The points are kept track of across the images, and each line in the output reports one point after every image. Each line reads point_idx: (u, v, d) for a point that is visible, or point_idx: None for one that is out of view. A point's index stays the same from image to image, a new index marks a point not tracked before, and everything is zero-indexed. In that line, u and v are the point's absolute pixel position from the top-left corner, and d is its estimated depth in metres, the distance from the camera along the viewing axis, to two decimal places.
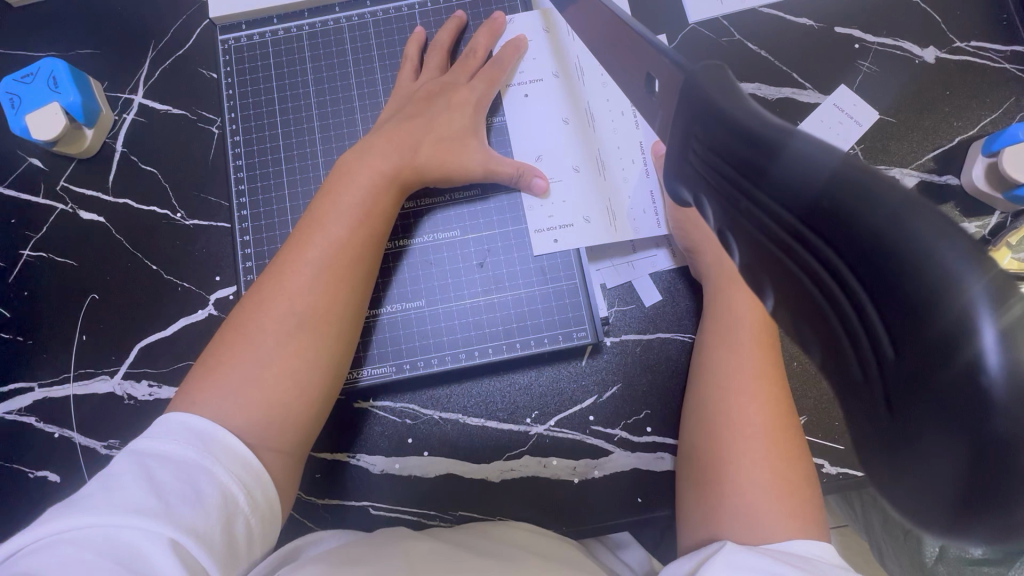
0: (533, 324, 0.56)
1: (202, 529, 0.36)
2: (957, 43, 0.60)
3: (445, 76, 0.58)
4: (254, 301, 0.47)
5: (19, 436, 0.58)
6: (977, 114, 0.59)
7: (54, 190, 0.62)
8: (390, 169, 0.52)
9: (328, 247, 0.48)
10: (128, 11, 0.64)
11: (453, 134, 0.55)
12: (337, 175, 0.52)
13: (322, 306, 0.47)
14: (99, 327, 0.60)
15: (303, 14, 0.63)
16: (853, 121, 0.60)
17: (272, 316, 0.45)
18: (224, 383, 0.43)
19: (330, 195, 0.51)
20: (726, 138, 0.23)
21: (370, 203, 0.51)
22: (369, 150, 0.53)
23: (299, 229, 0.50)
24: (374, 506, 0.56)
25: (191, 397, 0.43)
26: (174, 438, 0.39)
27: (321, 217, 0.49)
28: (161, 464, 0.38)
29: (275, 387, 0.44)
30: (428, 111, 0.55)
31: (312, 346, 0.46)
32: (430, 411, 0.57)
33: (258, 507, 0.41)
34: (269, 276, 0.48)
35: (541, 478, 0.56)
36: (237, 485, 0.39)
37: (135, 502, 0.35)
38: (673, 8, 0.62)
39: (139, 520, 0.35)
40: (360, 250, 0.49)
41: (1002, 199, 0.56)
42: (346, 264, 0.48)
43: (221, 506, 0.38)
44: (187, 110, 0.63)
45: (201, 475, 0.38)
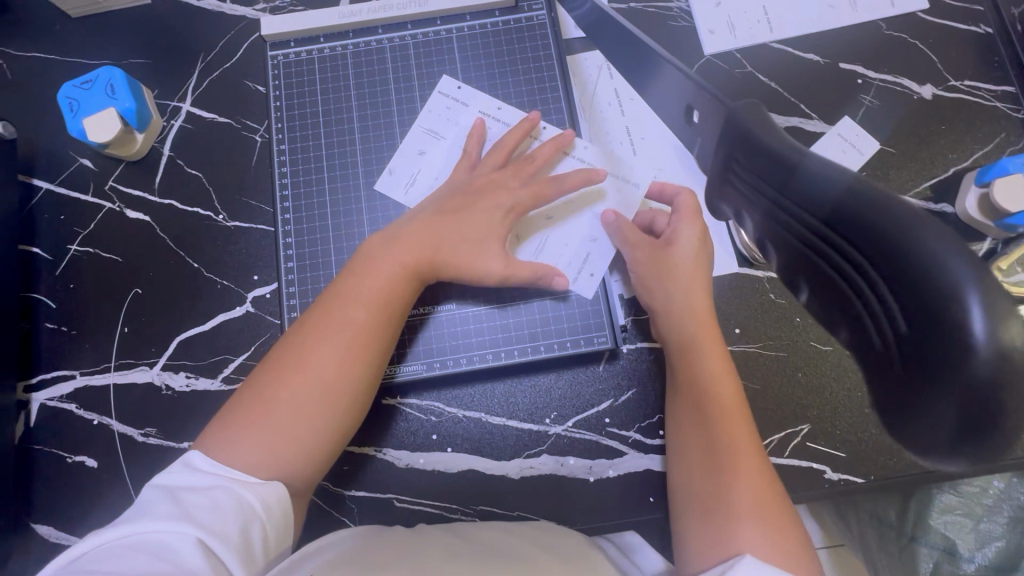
0: (556, 329, 0.60)
1: (223, 529, 0.41)
2: (953, 81, 0.65)
3: (495, 175, 0.59)
4: (274, 365, 0.50)
5: (58, 421, 0.61)
6: (971, 147, 0.64)
7: (102, 189, 0.66)
8: (411, 261, 0.55)
9: (346, 325, 0.51)
10: (180, 25, 0.69)
11: (474, 241, 0.56)
12: (361, 259, 0.55)
13: (333, 386, 0.49)
14: (141, 321, 0.63)
15: (348, 35, 0.67)
16: (856, 150, 0.64)
17: (287, 389, 0.48)
18: (238, 442, 0.46)
19: (355, 277, 0.54)
20: (764, 164, 0.28)
21: (386, 290, 0.53)
22: (395, 239, 0.56)
23: (321, 304, 0.53)
24: (398, 499, 0.58)
25: (212, 441, 0.47)
26: (192, 468, 0.45)
27: (346, 293, 0.53)
28: (187, 490, 0.43)
29: (286, 448, 0.47)
30: (463, 208, 0.57)
31: (321, 420, 0.49)
32: (455, 408, 0.60)
33: (273, 514, 0.45)
34: (290, 344, 0.51)
35: (559, 476, 0.59)
36: (252, 496, 0.44)
37: (163, 512, 0.41)
38: (691, 41, 0.67)
39: (168, 525, 0.40)
40: (376, 333, 0.52)
41: (994, 227, 0.59)
42: (362, 342, 0.51)
43: (238, 511, 0.43)
44: (232, 118, 0.67)
45: (222, 493, 0.43)
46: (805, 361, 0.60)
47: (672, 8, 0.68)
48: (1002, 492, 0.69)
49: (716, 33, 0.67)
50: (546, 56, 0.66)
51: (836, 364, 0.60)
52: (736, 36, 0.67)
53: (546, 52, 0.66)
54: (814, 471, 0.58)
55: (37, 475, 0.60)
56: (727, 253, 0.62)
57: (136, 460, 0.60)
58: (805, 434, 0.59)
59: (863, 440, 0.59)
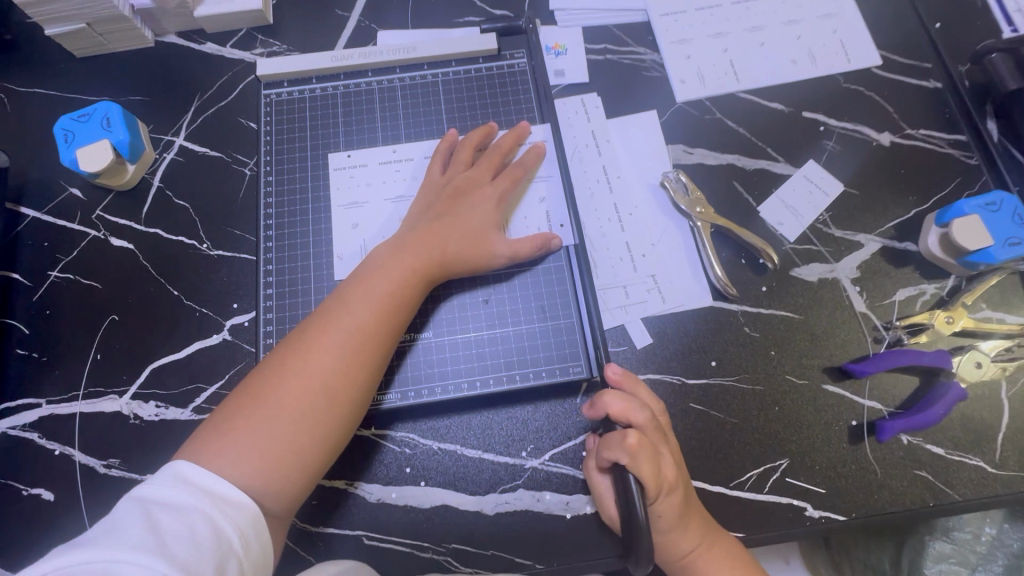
0: (533, 358, 0.60)
1: (196, 565, 0.39)
2: (908, 130, 0.70)
3: (472, 171, 0.63)
4: (275, 368, 0.51)
5: (18, 452, 0.59)
6: (929, 190, 0.67)
7: (89, 218, 0.67)
8: (419, 264, 0.57)
9: (353, 333, 0.52)
10: (181, 67, 0.73)
11: (474, 231, 0.60)
12: (371, 265, 0.57)
13: (339, 390, 0.50)
14: (115, 347, 0.62)
15: (339, 77, 0.71)
16: (821, 192, 0.67)
17: (288, 388, 0.49)
18: (236, 445, 0.47)
19: (363, 281, 0.55)
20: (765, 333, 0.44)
21: (397, 296, 0.55)
22: (401, 248, 0.57)
23: (327, 308, 0.54)
24: (368, 536, 0.56)
25: (206, 449, 0.47)
26: (175, 485, 0.43)
27: (354, 299, 0.54)
28: (163, 510, 0.41)
29: (284, 455, 0.48)
30: (454, 210, 0.61)
31: (320, 434, 0.50)
32: (430, 440, 0.59)
33: (250, 551, 0.44)
34: (293, 348, 0.52)
35: (536, 512, 0.57)
36: (231, 529, 0.43)
37: (136, 541, 0.39)
38: (664, 88, 0.71)
39: (140, 557, 0.38)
40: (381, 339, 0.53)
41: (955, 263, 0.62)
42: (365, 349, 0.52)
43: (214, 546, 0.41)
44: (223, 152, 0.69)
45: (198, 518, 0.42)
46: (781, 396, 0.60)
47: (644, 60, 0.72)
48: (994, 538, 0.75)
49: (686, 82, 0.71)
50: (525, 100, 0.70)
51: (811, 399, 0.60)
52: (705, 85, 0.71)
53: (527, 96, 0.70)
54: (795, 508, 0.57)
55: None
56: (701, 286, 0.63)
57: (96, 493, 0.58)
58: (785, 470, 0.58)
59: (842, 476, 0.58)
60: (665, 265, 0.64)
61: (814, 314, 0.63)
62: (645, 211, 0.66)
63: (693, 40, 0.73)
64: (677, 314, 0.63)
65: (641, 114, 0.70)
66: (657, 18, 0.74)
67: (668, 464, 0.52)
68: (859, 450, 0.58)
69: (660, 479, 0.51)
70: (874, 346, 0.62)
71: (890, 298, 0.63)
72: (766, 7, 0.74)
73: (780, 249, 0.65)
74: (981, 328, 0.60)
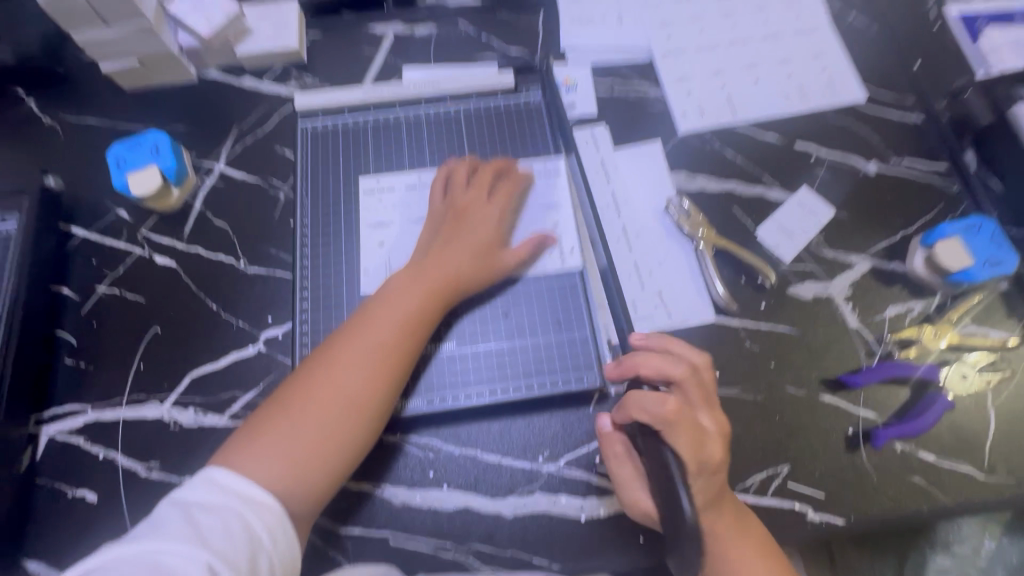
0: (549, 368, 0.64)
1: (231, 556, 0.45)
2: (893, 160, 0.75)
3: (470, 194, 0.67)
4: (303, 382, 0.55)
5: (65, 455, 0.63)
6: (915, 215, 0.73)
7: (135, 237, 0.72)
8: (435, 288, 0.61)
9: (374, 352, 0.56)
10: (223, 100, 0.79)
11: (480, 245, 0.64)
12: (391, 287, 0.61)
13: (361, 405, 0.55)
14: (157, 358, 0.67)
15: (369, 109, 0.77)
16: (814, 216, 0.72)
17: (315, 402, 0.54)
18: (268, 453, 0.52)
19: (384, 302, 0.59)
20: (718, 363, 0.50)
21: (415, 317, 0.59)
22: (420, 272, 0.62)
23: (350, 328, 0.58)
24: (394, 537, 0.59)
25: (242, 456, 0.51)
26: (213, 488, 0.49)
27: (376, 321, 0.58)
28: (203, 510, 0.47)
29: (312, 464, 0.52)
30: (462, 233, 0.65)
31: (343, 445, 0.54)
32: (452, 445, 0.62)
33: (280, 546, 0.48)
34: (319, 364, 0.56)
35: (552, 514, 0.60)
36: (262, 528, 0.48)
37: (182, 534, 0.45)
38: (668, 121, 0.77)
39: (185, 548, 0.45)
40: (401, 357, 0.57)
41: (940, 282, 0.67)
42: (386, 367, 0.56)
43: (247, 541, 0.47)
44: (260, 178, 0.75)
45: (232, 517, 0.47)
46: (781, 405, 0.64)
47: (649, 95, 0.79)
48: None
49: (688, 115, 0.77)
50: (540, 131, 0.76)
51: (810, 408, 0.64)
52: (705, 118, 0.77)
53: (541, 127, 0.76)
54: (797, 512, 0.60)
55: (37, 509, 0.61)
56: (705, 302, 0.68)
57: (137, 495, 0.61)
58: (787, 475, 0.61)
59: (841, 481, 0.62)
60: (670, 283, 0.69)
61: (810, 329, 0.67)
62: (651, 233, 0.72)
63: (693, 77, 0.79)
64: (683, 329, 0.67)
65: (646, 143, 0.76)
66: (661, 57, 0.80)
67: (709, 440, 0.56)
68: (855, 456, 0.62)
69: (700, 457, 0.54)
70: (868, 359, 0.66)
71: (881, 314, 0.68)
72: (760, 47, 0.81)
73: (777, 269, 0.70)
74: (966, 342, 0.65)
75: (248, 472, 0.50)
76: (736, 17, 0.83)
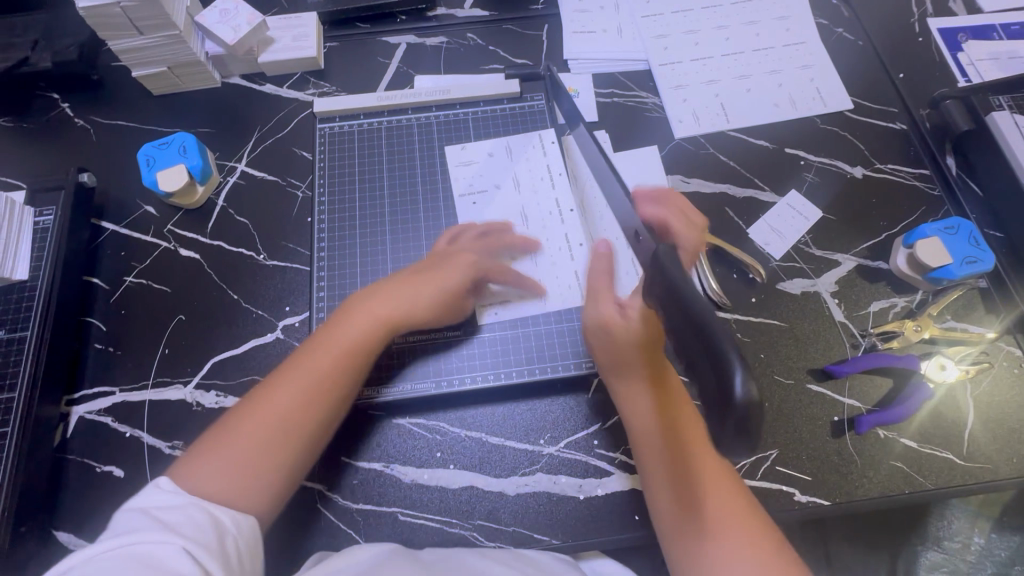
0: (550, 355, 0.68)
1: (206, 542, 0.46)
2: (878, 164, 0.80)
3: (454, 240, 0.69)
4: (244, 407, 0.56)
5: (93, 433, 0.66)
6: (898, 217, 0.77)
7: (161, 231, 0.76)
8: (384, 317, 0.61)
9: (315, 378, 0.57)
10: (245, 104, 0.84)
11: (446, 288, 0.64)
12: (343, 313, 0.61)
13: (297, 429, 0.55)
14: (181, 343, 0.71)
15: (383, 114, 0.82)
16: (802, 217, 0.76)
17: (254, 426, 0.54)
18: (203, 471, 0.51)
19: (333, 330, 0.60)
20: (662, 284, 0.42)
21: (361, 344, 0.60)
22: (371, 299, 0.62)
23: (298, 355, 0.59)
24: (402, 513, 0.63)
25: (181, 475, 0.51)
26: (166, 492, 0.49)
27: (320, 349, 0.59)
28: (161, 509, 0.47)
29: (246, 487, 0.52)
30: (426, 266, 0.65)
31: (291, 464, 0.54)
32: (458, 428, 0.66)
33: (243, 531, 0.50)
34: (263, 389, 0.57)
35: (552, 493, 0.64)
36: (225, 516, 0.49)
37: (146, 528, 0.45)
38: (664, 127, 0.82)
39: (153, 535, 0.44)
40: (342, 384, 0.58)
41: (922, 280, 0.71)
42: (324, 394, 0.57)
43: (212, 526, 0.48)
44: (280, 177, 0.80)
45: (194, 509, 0.48)
46: (769, 392, 0.68)
47: (647, 103, 0.83)
48: None
49: (683, 121, 0.82)
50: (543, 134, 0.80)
51: (797, 396, 0.67)
52: (700, 125, 0.82)
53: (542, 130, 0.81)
54: (785, 494, 0.63)
55: (66, 483, 0.64)
56: None
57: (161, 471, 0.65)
58: (776, 459, 0.64)
59: (827, 465, 0.65)
60: None
61: (798, 322, 0.71)
62: None
63: (688, 86, 0.84)
64: None
65: (644, 147, 0.80)
66: (658, 67, 0.85)
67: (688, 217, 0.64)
68: (840, 442, 0.66)
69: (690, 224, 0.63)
70: (853, 351, 0.69)
71: (866, 309, 0.72)
72: (752, 58, 0.86)
73: (767, 265, 0.74)
74: (944, 336, 0.69)
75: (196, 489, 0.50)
76: (729, 30, 0.87)
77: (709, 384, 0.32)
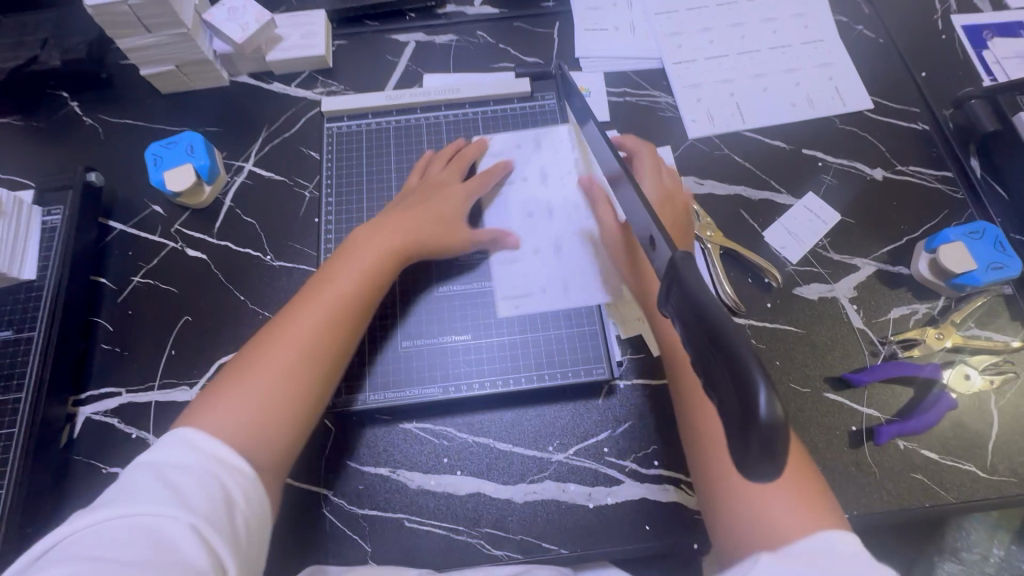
0: (559, 362, 0.67)
1: (215, 519, 0.43)
2: (899, 166, 0.77)
3: (444, 174, 0.72)
4: (264, 338, 0.55)
5: (100, 434, 0.66)
6: (920, 220, 0.74)
7: (168, 231, 0.76)
8: (395, 244, 0.64)
9: (334, 300, 0.58)
10: (253, 103, 0.83)
11: (448, 217, 0.68)
12: (352, 245, 0.64)
13: (321, 346, 0.55)
14: (188, 345, 0.70)
15: (391, 114, 0.81)
16: (820, 220, 0.74)
17: (277, 350, 0.54)
18: (227, 401, 0.51)
19: (345, 259, 0.62)
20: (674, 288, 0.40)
21: (373, 267, 0.62)
22: (378, 231, 0.65)
23: (312, 286, 0.60)
24: (408, 520, 0.62)
25: (204, 409, 0.50)
26: (185, 449, 0.46)
27: (333, 277, 0.60)
28: (176, 472, 0.45)
29: (273, 409, 0.51)
30: (425, 199, 0.68)
31: (307, 385, 0.54)
32: (466, 433, 0.65)
33: (254, 507, 0.47)
34: (280, 319, 0.57)
35: (561, 502, 0.62)
36: (238, 489, 0.46)
37: (156, 497, 0.42)
38: (678, 127, 0.80)
39: (162, 509, 0.42)
40: (360, 304, 0.59)
41: (945, 286, 0.68)
42: (343, 312, 0.58)
43: (224, 500, 0.45)
44: (287, 177, 0.79)
45: (209, 477, 0.45)
46: (785, 401, 0.66)
47: (660, 102, 0.82)
48: None
49: (697, 121, 0.80)
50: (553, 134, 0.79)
51: (813, 405, 0.66)
52: (714, 125, 0.80)
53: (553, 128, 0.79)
54: None
55: (73, 485, 0.64)
56: None
57: None
58: None
59: (844, 477, 0.63)
60: None
61: (815, 328, 0.69)
62: None
63: (703, 85, 0.82)
64: None
65: (657, 148, 0.79)
66: (671, 65, 0.83)
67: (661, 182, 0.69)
68: (858, 453, 0.64)
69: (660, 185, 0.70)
70: (871, 359, 0.67)
71: (886, 315, 0.70)
72: (769, 57, 0.84)
73: (784, 270, 0.72)
74: (967, 345, 0.67)
75: (211, 428, 0.49)
76: (745, 28, 0.85)
77: (732, 411, 0.31)
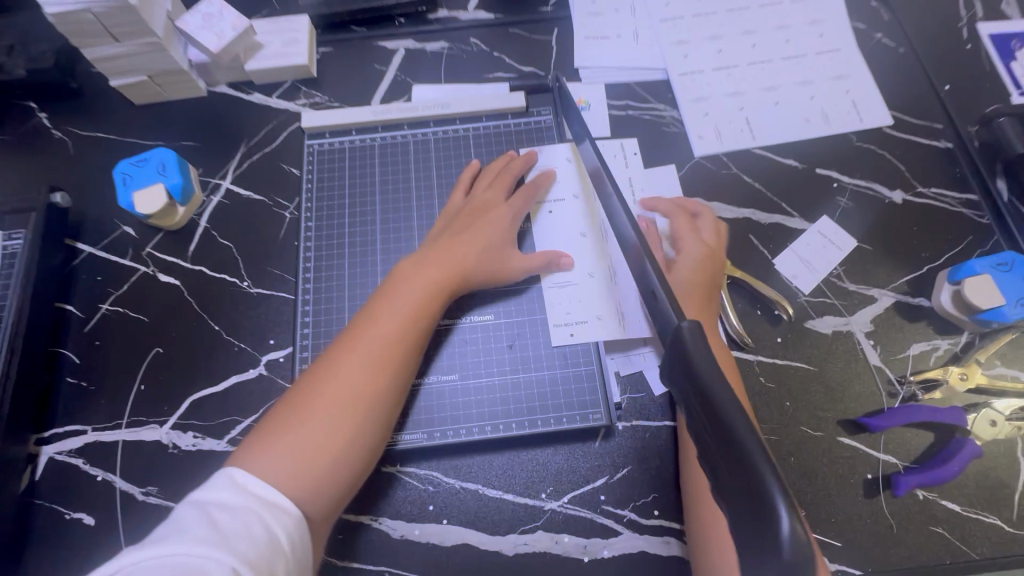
0: (554, 403, 0.62)
1: (258, 562, 0.41)
2: (920, 188, 0.72)
3: (490, 194, 0.67)
4: (309, 381, 0.52)
5: (64, 476, 0.62)
6: (942, 248, 0.69)
7: (139, 254, 0.71)
8: (444, 275, 0.59)
9: (382, 339, 0.54)
10: (231, 116, 0.78)
11: (493, 243, 0.63)
12: (399, 276, 0.60)
13: (369, 389, 0.52)
14: (158, 378, 0.66)
15: (378, 129, 0.76)
16: (835, 247, 0.69)
17: (325, 395, 0.51)
18: (272, 450, 0.47)
19: (390, 291, 0.58)
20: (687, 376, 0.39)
21: (421, 302, 0.58)
22: (425, 263, 0.60)
23: (356, 322, 0.56)
24: (390, 572, 0.58)
25: (249, 460, 0.47)
26: (234, 489, 0.44)
27: (378, 313, 0.56)
28: (222, 510, 0.42)
29: (321, 459, 0.48)
30: (471, 225, 0.64)
31: (352, 434, 0.50)
32: (453, 479, 0.61)
33: (297, 557, 0.44)
34: (325, 360, 0.53)
35: (553, 554, 0.58)
36: (281, 532, 0.43)
37: (200, 536, 0.40)
38: (684, 144, 0.75)
39: (207, 550, 0.39)
40: (413, 342, 0.56)
41: (969, 320, 0.64)
42: (391, 351, 0.54)
43: (268, 543, 0.42)
44: (266, 196, 0.74)
45: (252, 518, 0.43)
46: (794, 446, 0.61)
47: (665, 117, 0.76)
48: None
49: (704, 138, 0.75)
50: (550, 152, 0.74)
51: (824, 451, 0.61)
52: (722, 142, 0.75)
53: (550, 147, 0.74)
54: None
55: (34, 531, 0.60)
56: None
57: (134, 519, 0.61)
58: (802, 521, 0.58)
59: (858, 529, 0.59)
60: None
61: (827, 367, 0.64)
62: None
63: (710, 99, 0.77)
64: None
65: (661, 167, 0.74)
66: (677, 77, 0.78)
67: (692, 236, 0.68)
68: (874, 503, 0.59)
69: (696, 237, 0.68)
70: (889, 401, 0.63)
71: (905, 352, 0.65)
72: (782, 68, 0.78)
73: (795, 302, 0.67)
74: (992, 386, 0.62)
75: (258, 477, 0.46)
76: (757, 37, 0.80)
77: (743, 513, 0.31)
